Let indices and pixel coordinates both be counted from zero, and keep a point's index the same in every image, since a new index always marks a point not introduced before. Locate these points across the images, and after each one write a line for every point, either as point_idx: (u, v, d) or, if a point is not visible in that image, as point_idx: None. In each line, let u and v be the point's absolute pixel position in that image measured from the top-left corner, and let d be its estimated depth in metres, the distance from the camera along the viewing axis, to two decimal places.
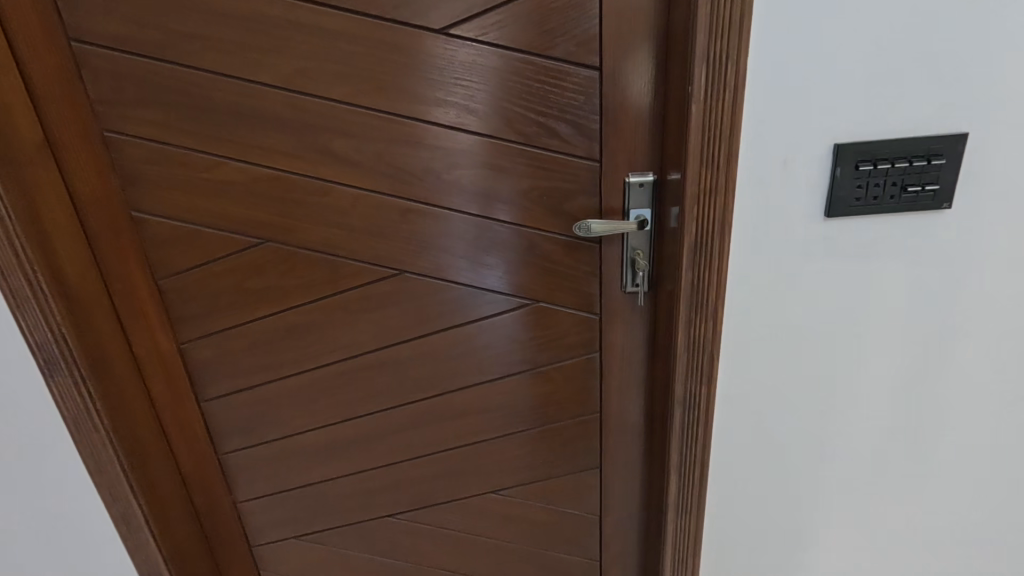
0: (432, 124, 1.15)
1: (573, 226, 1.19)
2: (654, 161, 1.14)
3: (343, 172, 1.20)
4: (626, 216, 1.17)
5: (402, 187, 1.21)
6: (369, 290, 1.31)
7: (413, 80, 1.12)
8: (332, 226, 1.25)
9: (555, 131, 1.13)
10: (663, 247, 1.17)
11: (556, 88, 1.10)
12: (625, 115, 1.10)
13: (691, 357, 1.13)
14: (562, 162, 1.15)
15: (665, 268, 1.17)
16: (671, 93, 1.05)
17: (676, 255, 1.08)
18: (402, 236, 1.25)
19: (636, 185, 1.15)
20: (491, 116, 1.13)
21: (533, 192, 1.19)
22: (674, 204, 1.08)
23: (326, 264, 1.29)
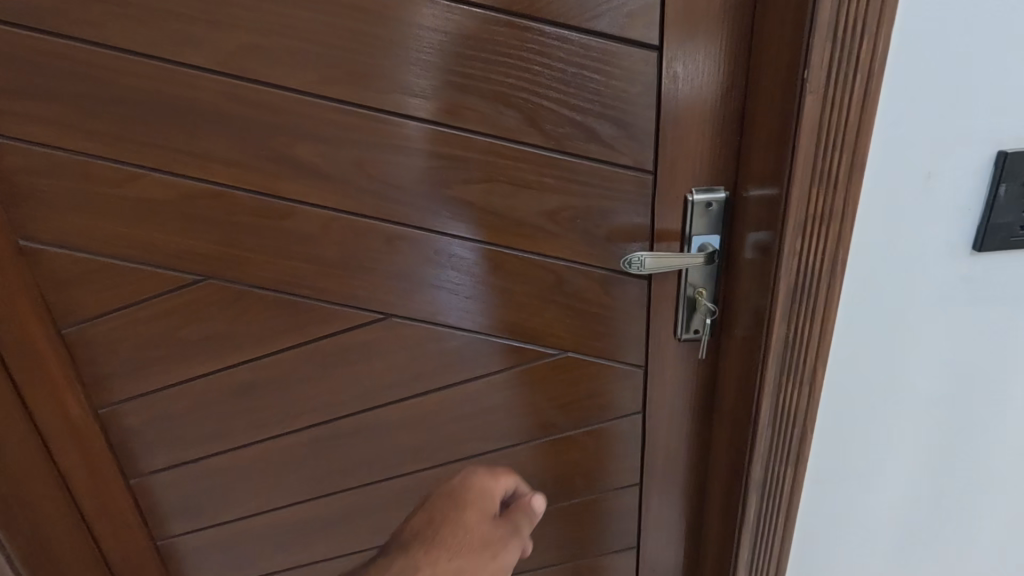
0: (429, 123, 0.85)
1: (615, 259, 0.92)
2: (725, 173, 0.86)
3: (308, 187, 0.89)
4: (685, 245, 0.89)
5: (388, 206, 0.90)
6: (347, 339, 1.01)
7: (403, 63, 0.82)
8: (296, 258, 0.94)
9: (596, 133, 0.84)
10: (733, 286, 0.89)
11: (600, 74, 0.81)
12: (692, 112, 0.82)
13: (776, 432, 0.86)
14: (604, 174, 0.87)
15: (734, 314, 0.90)
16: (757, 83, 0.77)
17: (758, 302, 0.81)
18: (389, 270, 0.95)
19: (701, 206, 0.86)
20: (510, 114, 0.84)
21: (565, 212, 0.90)
22: (756, 233, 0.81)
23: (289, 306, 0.98)
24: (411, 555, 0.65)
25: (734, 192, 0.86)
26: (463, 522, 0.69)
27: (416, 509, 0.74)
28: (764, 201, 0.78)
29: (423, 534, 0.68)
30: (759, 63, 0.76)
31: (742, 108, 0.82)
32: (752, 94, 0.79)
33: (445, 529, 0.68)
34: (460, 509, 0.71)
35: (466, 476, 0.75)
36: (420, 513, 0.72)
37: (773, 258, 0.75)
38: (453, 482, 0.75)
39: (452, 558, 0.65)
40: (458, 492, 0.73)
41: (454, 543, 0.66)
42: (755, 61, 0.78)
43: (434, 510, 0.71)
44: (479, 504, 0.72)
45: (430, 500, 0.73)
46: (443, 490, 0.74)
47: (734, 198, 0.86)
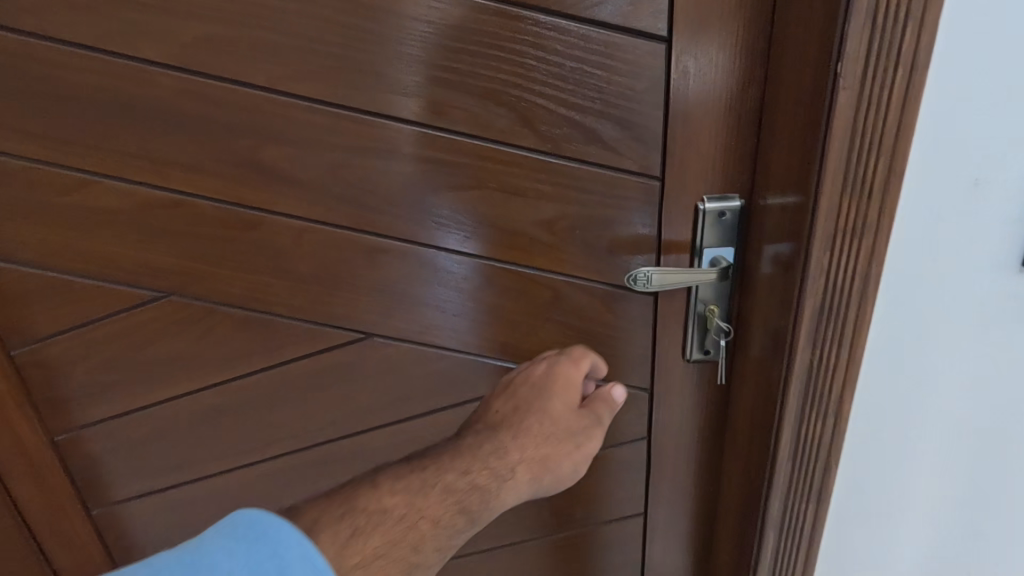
0: (410, 124, 0.76)
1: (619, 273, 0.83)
2: (740, 179, 0.77)
3: (277, 195, 0.80)
4: (695, 258, 0.81)
5: (367, 215, 0.81)
6: (325, 360, 0.92)
7: (379, 56, 0.72)
8: (266, 273, 0.85)
9: (597, 135, 0.75)
10: (748, 304, 0.81)
11: (601, 69, 0.72)
12: (704, 112, 0.73)
13: (796, 465, 0.78)
14: (606, 180, 0.78)
15: (750, 334, 0.81)
16: (778, 78, 0.68)
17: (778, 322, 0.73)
18: (369, 286, 0.86)
19: (714, 215, 0.78)
20: (501, 113, 0.75)
21: (563, 222, 0.81)
22: (775, 246, 0.72)
23: (260, 325, 0.89)
24: (496, 437, 0.75)
25: (750, 200, 0.77)
26: (550, 395, 0.79)
27: (502, 390, 0.83)
28: (785, 211, 0.69)
29: (508, 419, 0.77)
30: (781, 55, 0.67)
31: (760, 106, 0.73)
32: (771, 90, 0.70)
33: (532, 417, 0.77)
34: (549, 389, 0.80)
35: (548, 365, 0.83)
36: (506, 393, 0.81)
37: (798, 275, 0.67)
38: (535, 368, 0.83)
39: (539, 445, 0.76)
40: (540, 376, 0.82)
41: (548, 428, 0.77)
42: (776, 54, 0.68)
43: (521, 396, 0.80)
44: (562, 396, 0.80)
45: (514, 382, 0.82)
46: (525, 376, 0.82)
47: (750, 207, 0.77)
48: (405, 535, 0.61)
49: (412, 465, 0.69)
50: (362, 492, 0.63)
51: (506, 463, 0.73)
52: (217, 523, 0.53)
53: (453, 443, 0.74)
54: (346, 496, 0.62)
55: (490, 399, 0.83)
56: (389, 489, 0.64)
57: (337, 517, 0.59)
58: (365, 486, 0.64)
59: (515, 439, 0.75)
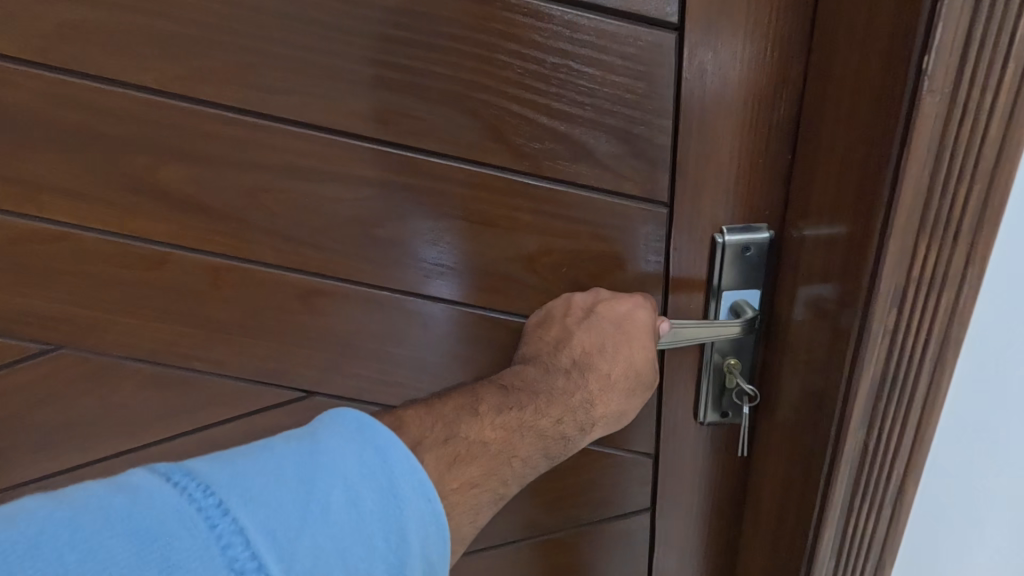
0: (350, 137, 0.59)
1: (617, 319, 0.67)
2: (769, 205, 0.61)
3: (185, 227, 0.63)
4: (712, 299, 0.65)
5: (301, 251, 0.65)
6: (258, 423, 0.75)
7: (307, 50, 0.56)
8: (179, 321, 0.68)
9: (588, 150, 0.59)
10: (777, 360, 0.65)
11: (592, 66, 0.55)
12: (725, 122, 0.57)
13: (840, 566, 0.62)
14: (600, 206, 0.62)
15: (779, 397, 0.65)
16: (823, 78, 0.52)
17: (821, 390, 0.57)
18: (309, 335, 0.70)
19: (735, 250, 0.62)
20: (466, 123, 0.58)
21: (547, 257, 0.65)
22: (816, 294, 0.56)
23: (177, 383, 0.73)
24: (576, 386, 0.60)
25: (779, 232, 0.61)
26: (641, 345, 0.61)
27: (580, 318, 0.63)
28: (831, 254, 0.53)
29: (587, 363, 0.61)
30: (828, 48, 0.51)
31: (796, 115, 0.56)
32: (812, 94, 0.54)
33: (617, 364, 0.61)
34: (638, 336, 0.61)
35: (633, 304, 0.63)
36: (585, 326, 0.62)
37: (853, 337, 0.51)
38: (617, 299, 0.63)
39: (623, 400, 0.62)
40: (624, 318, 0.62)
41: (631, 382, 0.62)
42: (820, 46, 0.52)
43: (603, 334, 0.62)
44: (650, 341, 0.62)
45: (596, 312, 0.63)
46: (609, 310, 0.62)
47: (781, 240, 0.61)
48: (499, 469, 0.54)
49: (507, 394, 0.58)
50: (464, 415, 0.55)
51: (589, 417, 0.61)
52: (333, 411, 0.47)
53: (533, 370, 0.61)
54: (451, 411, 0.55)
55: (562, 325, 0.63)
56: (490, 420, 0.55)
57: (435, 430, 0.52)
58: (466, 406, 0.56)
59: (596, 390, 0.61)
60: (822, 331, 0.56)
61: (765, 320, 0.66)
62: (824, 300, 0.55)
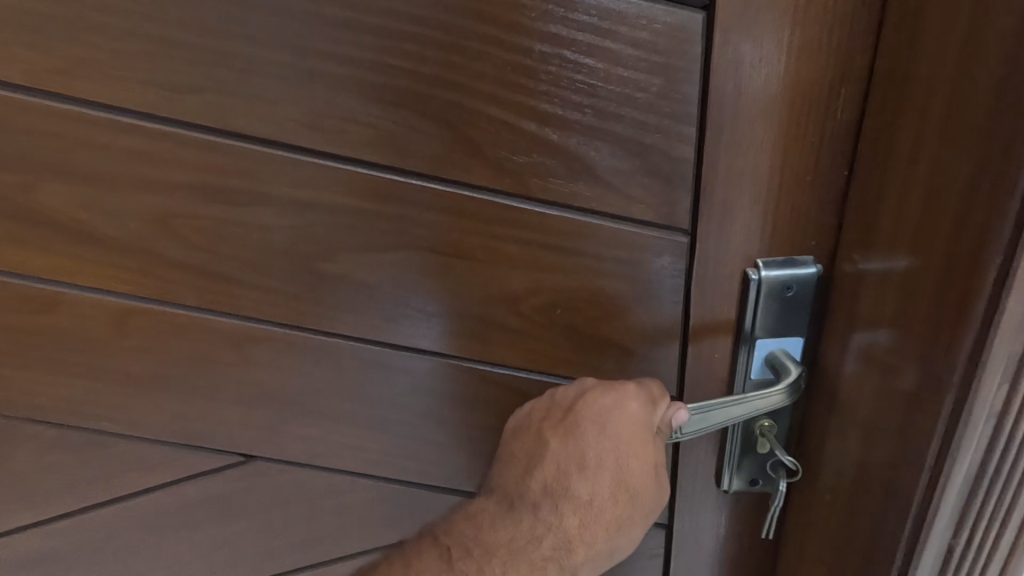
0: (284, 148, 0.46)
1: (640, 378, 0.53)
2: (819, 232, 0.47)
3: (79, 261, 0.50)
4: (742, 348, 0.52)
5: (229, 293, 0.52)
6: (190, 490, 0.63)
7: (221, 38, 0.42)
8: (82, 375, 0.55)
9: (587, 165, 0.46)
10: (823, 424, 0.51)
11: (593, 57, 0.42)
12: (766, 128, 0.43)
13: None
14: (603, 235, 0.49)
15: (823, 471, 0.52)
16: (905, 71, 0.39)
17: (887, 473, 0.44)
18: (245, 391, 0.57)
19: (774, 289, 0.49)
20: (431, 132, 0.45)
21: (535, 297, 0.52)
22: (881, 351, 0.43)
23: (85, 447, 0.59)
24: (547, 523, 0.51)
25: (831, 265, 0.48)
26: (631, 458, 0.49)
27: (558, 420, 0.52)
28: (908, 302, 0.40)
29: (561, 489, 0.51)
30: (913, 33, 0.38)
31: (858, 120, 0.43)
32: (885, 92, 0.41)
33: (599, 486, 0.50)
34: (628, 445, 0.49)
35: (622, 400, 0.49)
36: (562, 435, 0.51)
37: (944, 414, 0.38)
38: (603, 394, 0.50)
39: (613, 535, 0.50)
40: (611, 417, 0.49)
41: (620, 507, 0.50)
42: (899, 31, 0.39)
43: (582, 443, 0.50)
44: (643, 447, 0.49)
45: (575, 414, 0.51)
46: (592, 408, 0.50)
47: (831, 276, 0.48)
48: None
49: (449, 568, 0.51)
50: None
51: (565, 564, 0.50)
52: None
53: (494, 512, 0.52)
54: None
55: (535, 435, 0.52)
56: None
57: None
58: None
59: (575, 523, 0.50)
60: (891, 400, 0.43)
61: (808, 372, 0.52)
62: (895, 361, 0.42)
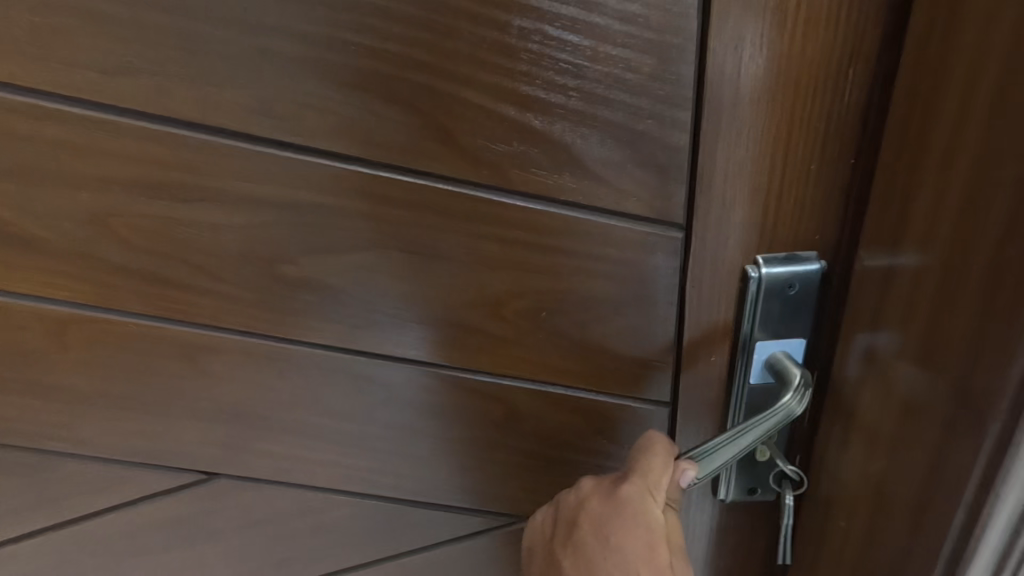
0: (234, 138, 0.41)
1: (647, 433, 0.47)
2: (825, 226, 0.44)
3: (7, 266, 0.45)
4: (740, 355, 0.48)
5: (181, 300, 0.47)
6: (147, 512, 0.58)
7: (157, 11, 0.37)
8: (19, 392, 0.50)
9: (573, 155, 0.42)
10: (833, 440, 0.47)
11: (578, 34, 0.38)
12: (769, 113, 0.40)
13: None
14: (593, 231, 0.45)
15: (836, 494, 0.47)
16: (939, 54, 0.34)
17: (917, 507, 0.39)
18: (204, 406, 0.52)
19: (775, 290, 0.45)
20: (400, 119, 0.41)
21: (519, 300, 0.48)
22: (904, 370, 0.38)
23: (26, 469, 0.54)
24: None
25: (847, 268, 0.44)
26: (643, 566, 0.43)
27: (565, 537, 0.47)
28: (942, 317, 0.35)
29: None
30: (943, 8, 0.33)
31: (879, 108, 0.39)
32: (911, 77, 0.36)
33: None
34: (636, 552, 0.43)
35: (617, 503, 0.44)
36: (573, 553, 0.46)
37: (988, 448, 0.34)
38: (600, 501, 0.46)
39: None
40: (611, 526, 0.44)
41: None
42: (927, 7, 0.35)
43: (590, 560, 0.45)
44: (653, 551, 0.43)
45: (578, 527, 0.46)
46: (592, 517, 0.45)
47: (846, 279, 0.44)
48: None
49: None
50: None
51: None
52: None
53: None
54: None
55: (549, 555, 0.48)
56: None
57: None
58: None
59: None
60: (920, 426, 0.38)
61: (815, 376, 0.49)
62: (922, 381, 0.37)
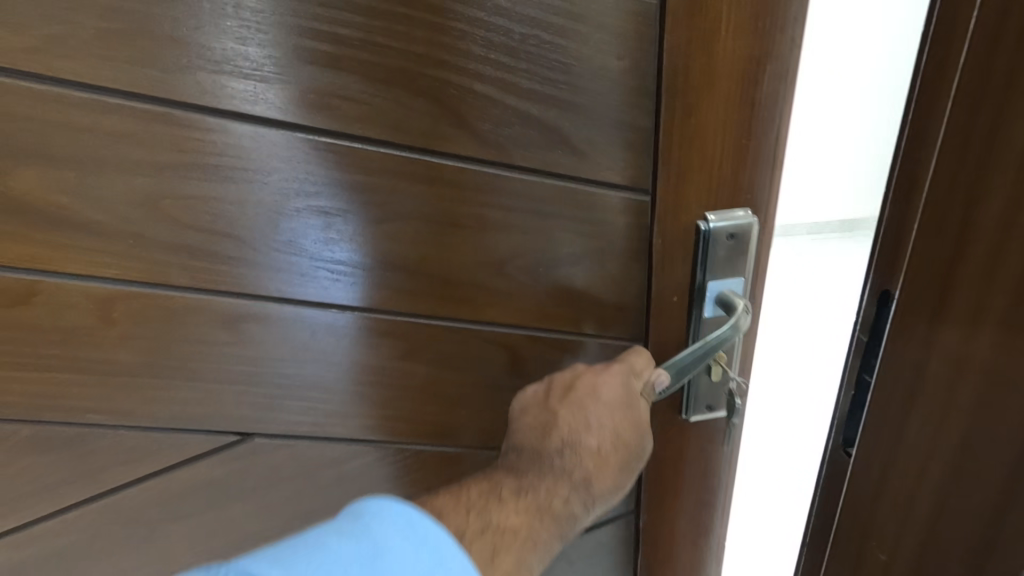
0: (277, 126, 0.48)
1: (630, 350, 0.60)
2: (755, 188, 0.56)
3: (57, 247, 0.49)
4: (696, 295, 0.60)
5: (223, 273, 0.53)
6: (180, 477, 0.63)
7: (191, 37, 0.44)
8: (61, 367, 0.54)
9: (563, 135, 0.52)
10: (869, 461, 0.46)
11: (567, 39, 0.48)
12: (712, 99, 0.51)
13: None
14: (578, 198, 0.55)
15: (874, 515, 0.46)
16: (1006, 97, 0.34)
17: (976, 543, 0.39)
18: (239, 371, 0.58)
19: (720, 239, 0.57)
20: (421, 108, 0.49)
21: (518, 259, 0.58)
22: (973, 385, 0.37)
23: (64, 443, 0.58)
24: (564, 471, 0.54)
25: (888, 283, 0.43)
26: (623, 412, 0.56)
27: (561, 396, 0.57)
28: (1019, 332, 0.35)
29: (570, 443, 0.55)
30: (1012, 16, 0.33)
31: (929, 117, 0.38)
32: (973, 83, 0.35)
33: (601, 435, 0.55)
34: (619, 406, 0.56)
35: (608, 373, 0.57)
36: (568, 403, 0.56)
37: None
38: (593, 372, 0.58)
39: (614, 475, 0.56)
40: (604, 387, 0.56)
41: (619, 453, 0.56)
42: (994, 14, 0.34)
43: (584, 407, 0.56)
44: (632, 405, 0.57)
45: (574, 388, 0.57)
46: (588, 381, 0.57)
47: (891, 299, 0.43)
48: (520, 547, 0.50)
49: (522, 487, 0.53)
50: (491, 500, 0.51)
51: (579, 501, 0.54)
52: (379, 499, 0.44)
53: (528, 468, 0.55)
54: (478, 498, 0.51)
55: (541, 408, 0.57)
56: (514, 505, 0.51)
57: (470, 517, 0.49)
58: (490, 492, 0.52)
59: (581, 478, 0.54)
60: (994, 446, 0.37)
61: (851, 394, 0.48)
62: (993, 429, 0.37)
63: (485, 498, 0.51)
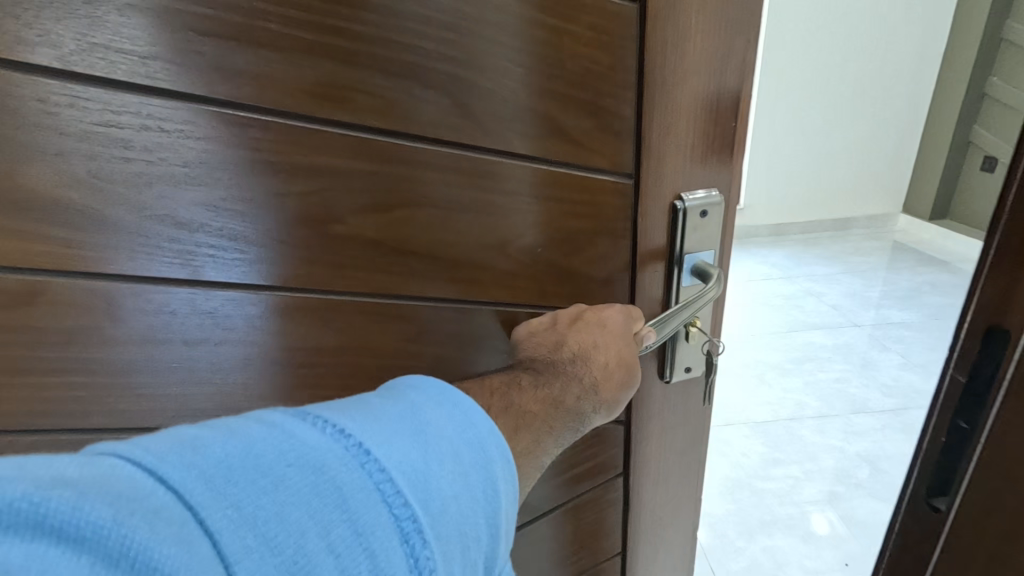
0: (292, 117, 0.50)
1: (625, 309, 0.65)
2: (720, 169, 0.65)
3: (64, 244, 0.48)
4: (674, 266, 0.67)
5: (238, 264, 0.54)
6: None
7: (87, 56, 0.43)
8: (65, 368, 0.53)
9: (556, 123, 0.58)
10: None
11: (560, 37, 0.54)
12: (684, 92, 0.59)
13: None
14: (570, 181, 0.62)
15: None
16: None
17: None
18: (251, 361, 0.59)
19: (693, 214, 0.65)
20: (430, 100, 0.53)
21: (519, 238, 0.63)
22: None
23: (69, 447, 0.56)
24: (575, 377, 0.59)
25: None
26: (624, 339, 0.63)
27: (569, 323, 0.63)
28: None
29: (579, 356, 0.60)
30: None
31: None
32: None
33: (606, 352, 0.61)
34: (620, 335, 0.63)
35: (611, 309, 0.64)
36: (575, 327, 0.62)
37: None
38: (597, 308, 0.64)
39: (617, 389, 0.62)
40: (608, 317, 0.63)
41: (621, 370, 0.62)
42: None
43: (589, 330, 0.62)
44: (630, 336, 0.63)
45: (580, 317, 0.63)
46: (592, 313, 0.63)
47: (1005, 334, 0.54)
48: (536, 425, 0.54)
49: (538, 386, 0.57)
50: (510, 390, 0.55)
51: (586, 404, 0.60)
52: (416, 377, 0.45)
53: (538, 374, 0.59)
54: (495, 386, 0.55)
55: (552, 331, 0.63)
56: (532, 393, 0.56)
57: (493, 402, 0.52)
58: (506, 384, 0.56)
59: (589, 385, 0.60)
60: None
61: None
62: None
63: (505, 385, 0.56)
